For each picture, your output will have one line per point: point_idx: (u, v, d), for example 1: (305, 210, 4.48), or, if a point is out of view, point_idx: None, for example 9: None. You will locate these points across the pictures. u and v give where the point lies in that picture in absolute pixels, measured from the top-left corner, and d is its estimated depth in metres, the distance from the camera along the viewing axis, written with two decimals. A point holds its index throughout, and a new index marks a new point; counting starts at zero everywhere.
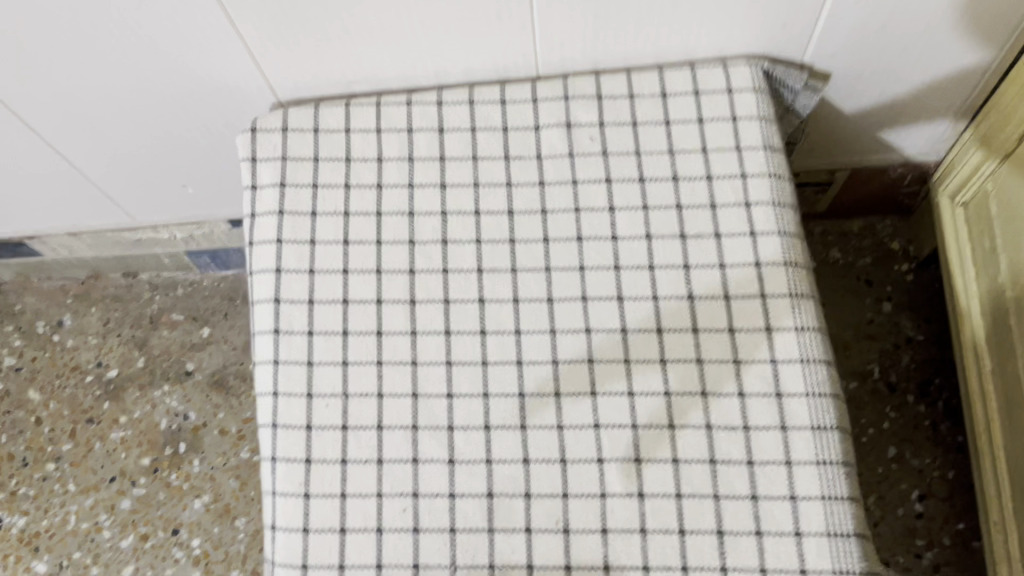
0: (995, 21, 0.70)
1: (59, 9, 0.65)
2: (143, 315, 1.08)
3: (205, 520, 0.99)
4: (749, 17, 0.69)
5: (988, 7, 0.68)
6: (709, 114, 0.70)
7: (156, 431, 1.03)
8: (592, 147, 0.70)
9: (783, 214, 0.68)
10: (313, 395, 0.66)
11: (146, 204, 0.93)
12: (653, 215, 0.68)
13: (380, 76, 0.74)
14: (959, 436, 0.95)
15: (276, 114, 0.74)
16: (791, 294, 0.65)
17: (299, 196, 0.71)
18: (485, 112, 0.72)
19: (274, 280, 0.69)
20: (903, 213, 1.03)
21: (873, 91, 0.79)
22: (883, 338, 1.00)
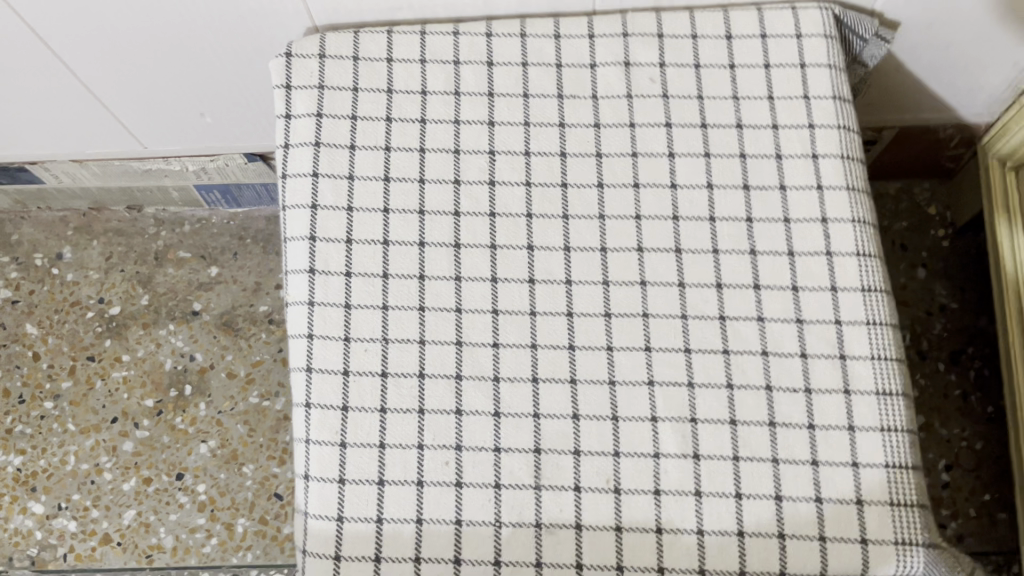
0: None
1: None
2: (147, 252, 1.03)
3: (211, 466, 0.95)
4: None
5: None
6: (776, 59, 0.67)
7: (160, 372, 0.98)
8: (652, 89, 0.66)
9: (851, 168, 0.64)
10: (350, 339, 0.62)
11: (160, 132, 0.88)
12: (716, 163, 0.64)
13: (426, 4, 0.70)
14: (988, 407, 0.93)
15: (313, 39, 0.69)
16: (858, 252, 0.62)
17: (337, 127, 0.66)
18: (538, 46, 0.68)
19: (309, 216, 0.64)
20: (942, 178, 1.00)
21: (938, 43, 0.76)
22: (915, 305, 0.97)
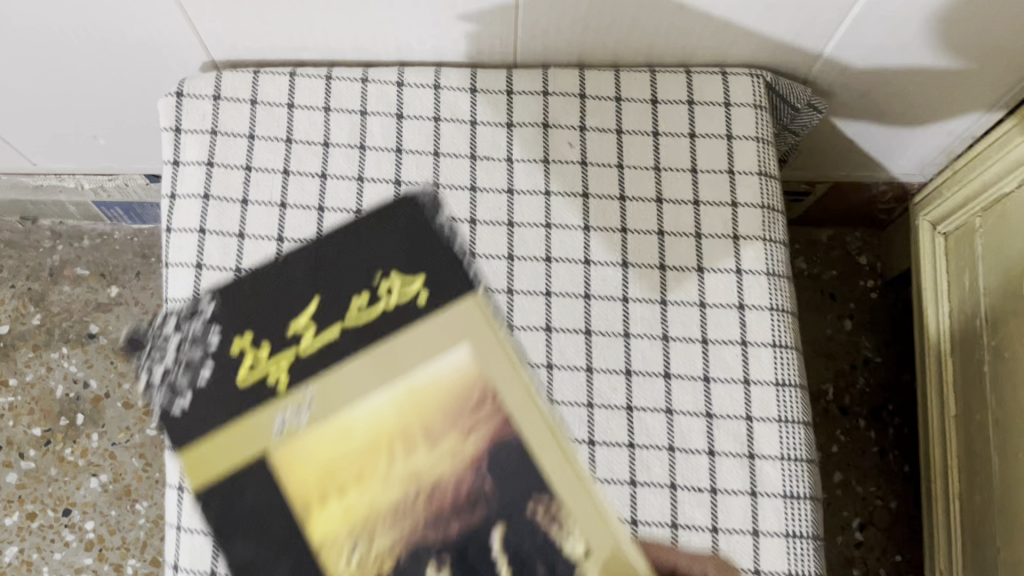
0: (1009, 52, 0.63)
1: None
2: (41, 267, 0.96)
3: (101, 502, 0.90)
4: (759, 25, 0.61)
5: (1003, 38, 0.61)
6: (703, 129, 0.63)
7: (51, 399, 0.93)
8: (570, 154, 0.62)
9: (773, 251, 0.61)
10: None
11: (49, 150, 0.81)
12: (632, 240, 0.61)
13: (335, 45, 0.64)
14: (905, 466, 0.92)
15: (208, 78, 0.63)
16: (775, 343, 0.59)
17: (229, 179, 0.61)
18: (452, 100, 0.63)
19: (193, 278, 0.60)
20: (874, 227, 0.98)
21: (873, 109, 0.73)
22: (840, 358, 0.96)
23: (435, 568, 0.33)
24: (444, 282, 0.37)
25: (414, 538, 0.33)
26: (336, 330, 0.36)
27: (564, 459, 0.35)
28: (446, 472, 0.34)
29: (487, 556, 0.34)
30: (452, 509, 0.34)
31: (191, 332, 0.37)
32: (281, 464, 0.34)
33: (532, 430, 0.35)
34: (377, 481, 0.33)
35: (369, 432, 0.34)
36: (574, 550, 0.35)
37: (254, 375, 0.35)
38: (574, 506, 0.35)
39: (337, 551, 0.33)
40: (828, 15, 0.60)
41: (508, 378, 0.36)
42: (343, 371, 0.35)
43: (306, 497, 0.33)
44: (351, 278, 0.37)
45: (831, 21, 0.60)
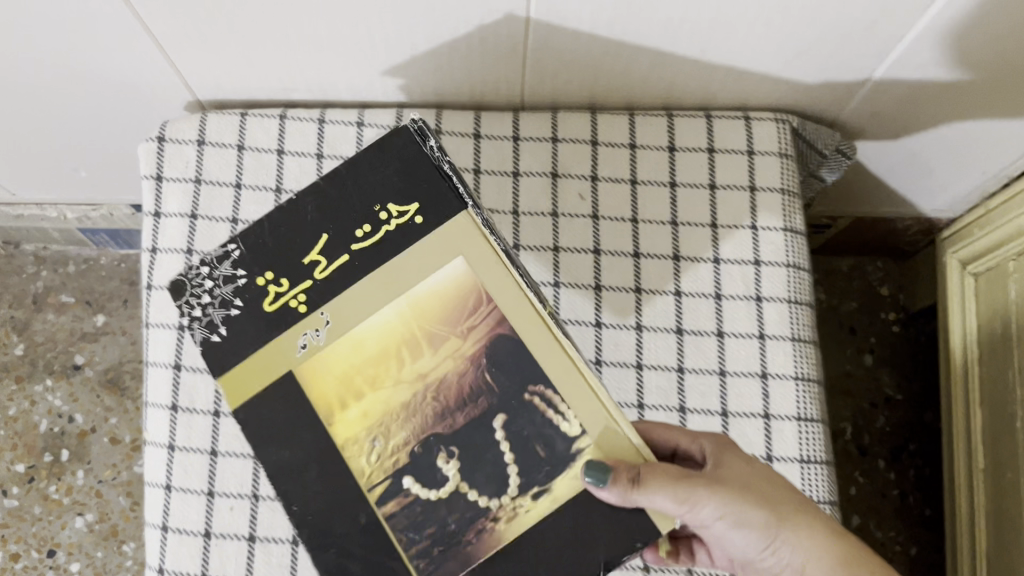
0: None
1: None
2: (24, 294, 0.92)
3: (87, 543, 0.86)
4: (787, 70, 0.56)
5: None
6: (724, 179, 0.58)
7: (34, 434, 0.89)
8: (580, 206, 0.58)
9: (798, 315, 0.57)
10: (215, 494, 0.53)
11: (29, 182, 0.77)
12: (646, 301, 0.57)
13: (328, 86, 0.60)
14: (926, 510, 0.88)
15: (192, 120, 0.59)
16: (799, 416, 0.55)
17: (214, 232, 0.57)
18: (454, 147, 0.59)
19: (176, 341, 0.55)
20: (896, 258, 0.94)
21: (903, 150, 0.68)
22: (859, 395, 0.92)
23: (445, 457, 0.40)
24: (433, 207, 0.43)
25: (423, 430, 0.40)
26: (347, 259, 0.43)
27: (554, 338, 0.41)
28: (444, 369, 0.41)
29: (491, 441, 0.40)
30: (453, 402, 0.40)
31: (221, 274, 0.43)
32: (307, 374, 0.41)
33: (520, 323, 0.41)
34: (387, 385, 0.41)
35: (378, 343, 0.41)
36: (571, 430, 0.40)
37: (279, 303, 0.42)
38: (568, 390, 0.40)
39: (359, 446, 0.41)
40: (863, 61, 0.55)
41: (496, 275, 0.42)
42: (354, 294, 0.42)
43: (329, 402, 0.41)
44: (356, 212, 0.44)
45: (866, 67, 0.56)
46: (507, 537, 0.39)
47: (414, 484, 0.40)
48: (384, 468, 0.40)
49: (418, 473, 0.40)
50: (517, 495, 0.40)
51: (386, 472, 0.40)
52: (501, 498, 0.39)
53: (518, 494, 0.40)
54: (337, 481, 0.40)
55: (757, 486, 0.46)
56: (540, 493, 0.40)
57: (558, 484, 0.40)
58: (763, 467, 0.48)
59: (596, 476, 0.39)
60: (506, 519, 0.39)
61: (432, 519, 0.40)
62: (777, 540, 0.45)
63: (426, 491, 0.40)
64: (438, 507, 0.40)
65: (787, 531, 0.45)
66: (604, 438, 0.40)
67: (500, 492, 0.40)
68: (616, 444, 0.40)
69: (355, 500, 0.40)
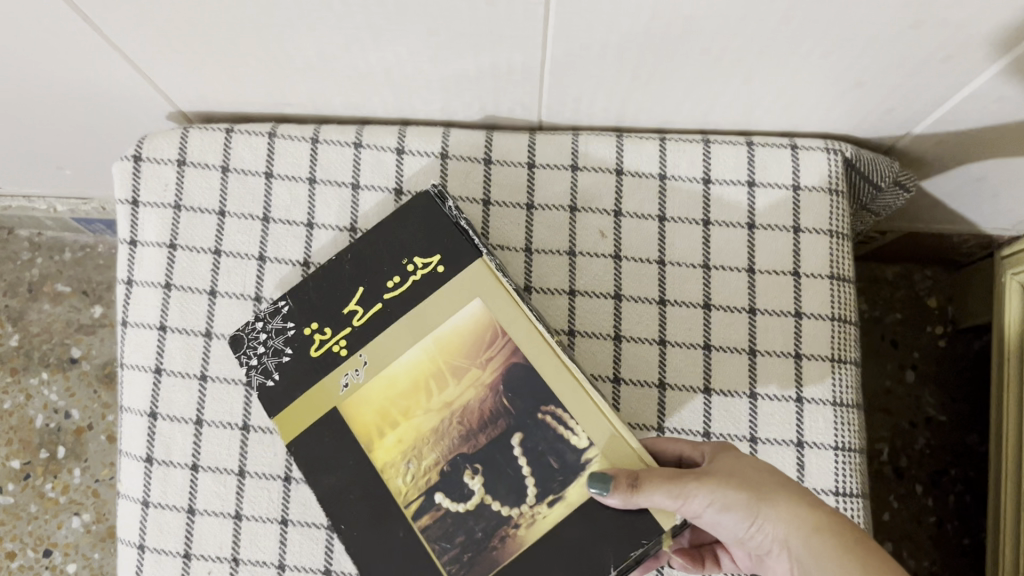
0: None
1: None
2: (19, 282, 0.88)
3: (83, 544, 0.84)
4: (846, 94, 0.49)
5: None
6: (765, 218, 0.52)
7: (30, 429, 0.85)
8: (601, 245, 0.52)
9: (842, 376, 0.51)
10: (191, 556, 0.49)
11: (15, 176, 0.72)
12: (671, 355, 0.51)
13: (324, 101, 0.54)
14: (965, 539, 0.82)
15: (171, 136, 0.53)
16: (839, 492, 0.49)
17: (195, 265, 0.52)
18: (462, 173, 0.53)
19: (152, 385, 0.51)
20: (947, 266, 0.87)
21: (969, 176, 0.61)
22: (898, 414, 0.86)
23: (470, 473, 0.45)
24: (454, 257, 0.47)
25: (453, 451, 0.45)
26: (380, 308, 0.47)
27: (563, 368, 0.45)
28: (467, 397, 0.46)
29: (510, 457, 0.44)
30: (477, 425, 0.45)
31: (273, 327, 0.47)
32: (350, 409, 0.46)
33: (532, 354, 0.45)
34: (419, 415, 0.46)
35: (409, 377, 0.46)
36: (579, 443, 0.44)
37: (324, 349, 0.47)
38: (575, 407, 0.44)
39: (396, 469, 0.45)
40: (938, 86, 0.48)
41: (510, 314, 0.46)
42: (386, 335, 0.47)
43: (369, 432, 0.45)
44: (387, 266, 0.48)
45: (941, 94, 0.49)
46: (526, 541, 0.43)
47: (444, 498, 0.44)
48: (418, 487, 0.45)
49: (448, 490, 0.44)
50: (534, 502, 0.43)
51: (420, 491, 0.45)
52: (521, 507, 0.44)
53: (535, 502, 0.43)
54: (377, 501, 0.45)
55: (742, 469, 0.42)
56: (554, 501, 0.43)
57: (571, 491, 0.43)
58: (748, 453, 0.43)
59: (598, 486, 0.41)
60: (526, 525, 0.43)
61: (462, 529, 0.44)
62: (760, 518, 0.41)
63: (455, 504, 0.44)
64: (467, 519, 0.44)
65: (767, 508, 0.41)
66: (614, 454, 0.43)
67: (519, 502, 0.44)
68: (620, 454, 0.43)
69: (395, 517, 0.44)
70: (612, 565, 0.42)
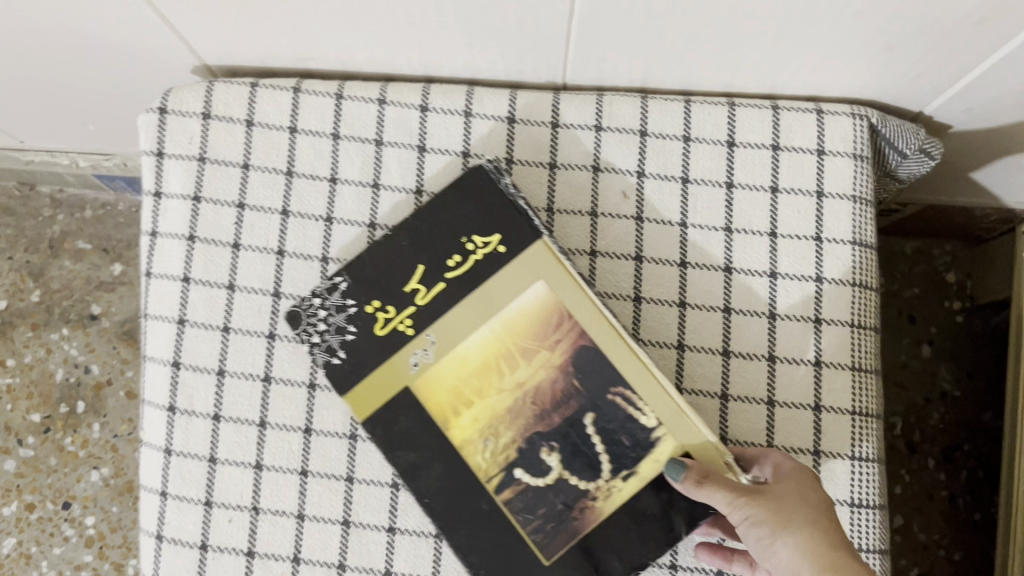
0: None
1: None
2: (41, 238, 0.88)
3: (102, 497, 0.85)
4: (876, 58, 0.49)
5: None
6: (788, 182, 0.52)
7: (50, 384, 0.87)
8: (623, 206, 0.52)
9: (861, 341, 0.51)
10: (212, 504, 0.50)
11: (37, 130, 0.72)
12: (691, 317, 0.51)
13: (347, 56, 0.54)
14: (976, 514, 0.82)
15: (196, 88, 0.53)
16: (854, 456, 0.50)
17: (219, 218, 0.52)
18: (485, 131, 0.52)
19: (175, 336, 0.51)
20: (967, 241, 0.86)
21: (995, 146, 0.60)
22: (912, 388, 0.85)
23: (547, 450, 0.48)
24: (514, 237, 0.48)
25: (529, 430, 0.48)
26: (443, 287, 0.49)
27: (631, 350, 0.47)
28: (538, 377, 0.48)
29: (584, 435, 0.48)
30: (549, 404, 0.48)
31: (332, 304, 0.49)
32: (423, 387, 0.48)
33: (599, 336, 0.47)
34: (492, 394, 0.48)
35: (478, 358, 0.48)
36: (648, 422, 0.47)
37: (390, 328, 0.49)
38: (642, 387, 0.47)
39: (473, 446, 0.48)
40: (969, 50, 0.47)
41: (574, 295, 0.48)
42: (453, 315, 0.49)
43: (445, 411, 0.48)
44: (446, 244, 0.49)
45: (972, 58, 0.48)
46: (604, 511, 0.47)
47: (524, 474, 0.48)
48: (498, 463, 0.48)
49: (526, 465, 0.48)
50: (609, 477, 0.47)
51: (500, 466, 0.48)
52: (596, 481, 0.47)
53: (610, 477, 0.47)
54: (458, 476, 0.48)
55: (793, 495, 0.43)
56: (628, 476, 0.47)
57: (643, 466, 0.47)
58: (815, 482, 0.44)
59: (672, 472, 0.45)
60: (603, 497, 0.47)
61: (543, 501, 0.48)
62: (777, 543, 0.41)
63: (535, 479, 0.48)
64: (546, 491, 0.48)
65: (788, 535, 0.41)
66: (682, 433, 0.46)
67: (596, 477, 0.47)
68: (687, 430, 0.46)
69: (478, 492, 0.48)
70: (683, 529, 0.47)
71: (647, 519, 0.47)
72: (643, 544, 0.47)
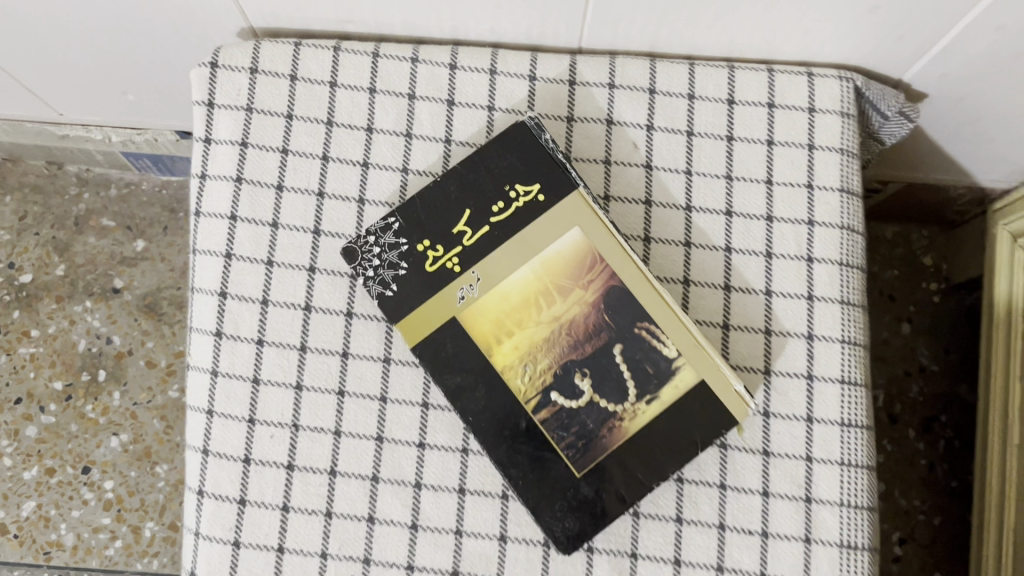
0: None
1: None
2: (67, 215, 0.93)
3: (121, 462, 0.88)
4: (861, 22, 0.55)
5: None
6: (782, 136, 0.57)
7: (72, 353, 0.90)
8: (634, 156, 0.57)
9: (849, 278, 0.56)
10: (255, 422, 0.54)
11: (77, 102, 0.77)
12: (695, 255, 0.56)
13: (384, 19, 0.59)
14: (953, 481, 0.87)
15: (245, 47, 0.58)
16: (843, 380, 0.54)
17: (264, 163, 0.57)
18: (508, 87, 0.58)
19: (222, 268, 0.56)
20: (943, 226, 0.92)
21: (965, 118, 0.66)
22: (893, 363, 0.90)
23: (580, 375, 0.51)
24: (553, 186, 0.53)
25: (564, 358, 0.52)
26: (487, 230, 0.53)
27: (655, 290, 0.52)
28: (573, 312, 0.52)
29: (612, 362, 0.52)
30: (582, 336, 0.52)
31: (386, 242, 0.53)
32: (468, 318, 0.52)
33: (628, 275, 0.52)
34: (531, 326, 0.52)
35: (519, 294, 0.52)
36: (670, 353, 0.51)
37: (438, 265, 0.53)
38: (664, 321, 0.52)
39: (514, 371, 0.52)
40: (943, 13, 0.53)
41: (606, 240, 0.53)
42: (496, 255, 0.53)
43: (488, 339, 0.52)
44: (491, 191, 0.53)
45: (946, 21, 0.54)
46: (630, 431, 0.51)
47: (558, 396, 0.51)
48: (535, 386, 0.51)
49: (562, 388, 0.51)
50: (634, 400, 0.51)
51: (537, 390, 0.51)
52: (624, 404, 0.51)
53: (635, 400, 0.51)
54: (500, 398, 0.51)
55: None
56: (651, 399, 0.51)
57: (665, 391, 0.51)
58: None
59: None
60: (629, 419, 0.51)
61: (575, 420, 0.51)
62: None
63: (568, 401, 0.51)
64: (578, 413, 0.51)
65: None
66: (699, 362, 0.51)
67: (622, 400, 0.51)
68: (705, 362, 0.51)
69: (516, 411, 0.51)
70: (700, 447, 0.51)
71: (666, 437, 0.51)
72: (664, 460, 0.51)
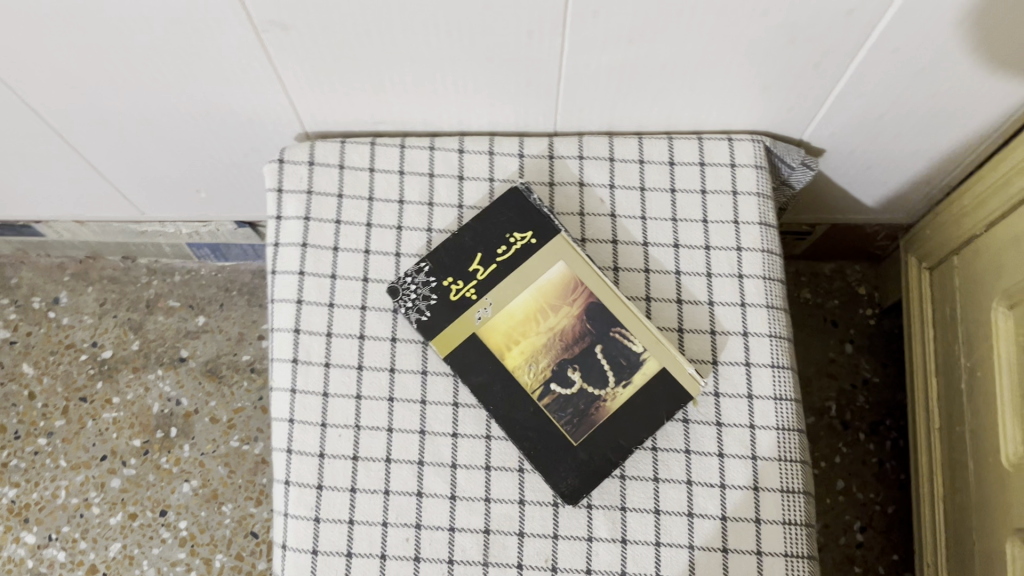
0: (965, 119, 0.76)
1: (108, 51, 0.68)
2: (139, 299, 1.11)
3: (193, 504, 1.03)
4: (760, 97, 0.74)
5: (957, 108, 0.74)
6: (713, 186, 0.75)
7: (148, 415, 1.06)
8: (601, 208, 0.75)
9: (772, 287, 0.73)
10: (327, 425, 0.70)
11: (158, 201, 0.96)
12: (654, 278, 0.73)
13: (408, 119, 0.78)
14: (901, 474, 1.03)
15: (304, 147, 0.77)
16: (773, 364, 0.71)
17: (322, 231, 0.74)
18: (503, 163, 0.77)
19: (295, 310, 0.73)
20: (871, 260, 1.10)
21: (859, 165, 0.85)
22: (841, 378, 1.07)
23: (571, 369, 0.69)
24: (542, 232, 0.71)
25: (558, 357, 0.69)
26: (495, 267, 0.71)
27: (623, 303, 0.70)
28: (563, 323, 0.70)
29: (595, 358, 0.69)
30: (571, 340, 0.69)
31: (420, 280, 0.71)
32: (485, 332, 0.70)
33: (602, 293, 0.70)
34: (532, 335, 0.69)
35: (522, 312, 0.70)
36: (638, 348, 0.69)
37: (460, 295, 0.71)
38: (632, 325, 0.69)
39: (522, 369, 0.69)
40: (818, 88, 0.72)
41: (584, 269, 0.70)
42: (503, 284, 0.71)
43: (500, 347, 0.69)
44: (496, 238, 0.72)
45: (822, 95, 0.73)
46: (612, 408, 0.68)
47: (556, 386, 0.68)
48: (539, 380, 0.69)
49: (558, 380, 0.69)
50: (614, 385, 0.68)
51: (540, 382, 0.69)
52: (606, 388, 0.68)
53: (614, 385, 0.68)
54: (513, 390, 0.68)
55: None
56: (626, 383, 0.68)
57: (636, 377, 0.68)
58: None
59: None
60: (611, 399, 0.68)
61: (570, 403, 0.68)
62: None
63: (564, 389, 0.68)
64: (573, 398, 0.68)
65: None
66: (660, 354, 0.68)
67: (605, 385, 0.68)
68: (664, 353, 0.68)
69: (525, 398, 0.68)
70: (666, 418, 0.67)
71: (640, 411, 0.68)
72: (638, 429, 0.67)
